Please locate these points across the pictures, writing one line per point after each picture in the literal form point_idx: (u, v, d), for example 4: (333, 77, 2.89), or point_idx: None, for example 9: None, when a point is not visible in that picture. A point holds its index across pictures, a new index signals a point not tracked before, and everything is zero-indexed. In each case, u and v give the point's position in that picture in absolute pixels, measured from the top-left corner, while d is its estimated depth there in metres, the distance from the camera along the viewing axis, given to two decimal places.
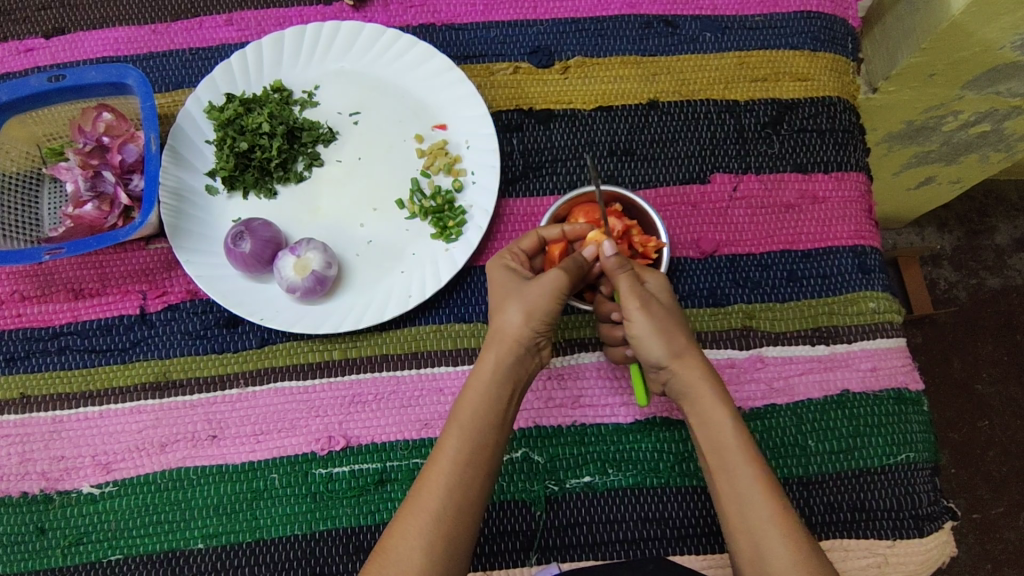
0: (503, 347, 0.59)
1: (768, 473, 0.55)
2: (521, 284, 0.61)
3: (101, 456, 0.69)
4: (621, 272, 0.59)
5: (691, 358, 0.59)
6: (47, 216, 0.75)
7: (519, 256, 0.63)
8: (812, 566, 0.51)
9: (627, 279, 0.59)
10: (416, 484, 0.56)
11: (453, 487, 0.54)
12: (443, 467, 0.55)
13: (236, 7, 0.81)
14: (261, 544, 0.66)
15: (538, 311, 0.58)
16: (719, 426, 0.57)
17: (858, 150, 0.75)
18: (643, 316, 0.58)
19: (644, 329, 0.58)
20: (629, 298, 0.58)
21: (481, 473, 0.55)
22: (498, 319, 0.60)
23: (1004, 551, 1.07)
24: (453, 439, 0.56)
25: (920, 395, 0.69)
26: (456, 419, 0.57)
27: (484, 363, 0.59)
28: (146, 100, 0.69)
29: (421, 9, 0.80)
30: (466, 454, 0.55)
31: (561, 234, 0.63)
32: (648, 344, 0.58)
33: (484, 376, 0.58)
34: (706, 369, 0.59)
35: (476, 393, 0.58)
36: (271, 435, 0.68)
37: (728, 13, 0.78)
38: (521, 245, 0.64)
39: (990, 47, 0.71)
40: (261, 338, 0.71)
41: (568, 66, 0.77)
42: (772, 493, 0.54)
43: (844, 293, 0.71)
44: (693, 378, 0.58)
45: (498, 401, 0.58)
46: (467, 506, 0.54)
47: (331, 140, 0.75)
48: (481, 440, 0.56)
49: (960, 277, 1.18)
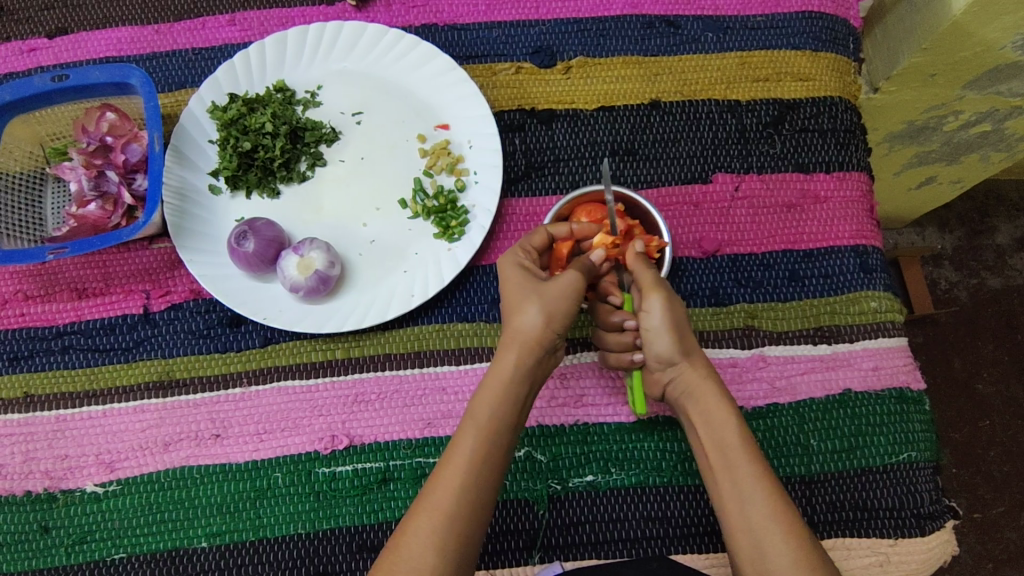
0: (524, 349, 0.59)
1: (771, 473, 0.56)
2: (539, 282, 0.60)
3: (106, 455, 0.69)
4: (643, 267, 0.61)
5: (696, 357, 0.60)
6: (51, 215, 0.75)
7: (532, 253, 0.63)
8: (812, 566, 0.51)
9: (651, 272, 0.61)
10: (429, 481, 0.56)
11: (467, 485, 0.54)
12: (457, 467, 0.55)
13: (238, 7, 0.81)
14: (265, 543, 0.66)
15: (558, 312, 0.59)
16: (721, 424, 0.58)
17: (859, 150, 0.75)
18: (662, 309, 0.59)
19: (659, 322, 0.59)
20: (651, 289, 0.60)
21: (495, 472, 0.56)
22: (517, 319, 0.59)
23: (1006, 551, 1.07)
24: (469, 438, 0.56)
25: (922, 394, 0.69)
26: (471, 418, 0.57)
27: (502, 363, 0.59)
28: (150, 100, 0.70)
29: (423, 9, 0.80)
30: (482, 454, 0.56)
31: (569, 233, 0.64)
32: (658, 338, 0.59)
33: (503, 376, 0.58)
34: (708, 370, 0.60)
35: (495, 392, 0.58)
36: (275, 434, 0.68)
37: (729, 13, 0.79)
38: (531, 241, 0.63)
39: (991, 48, 0.71)
40: (264, 337, 0.71)
41: (570, 66, 0.77)
42: (776, 495, 0.54)
43: (846, 292, 0.71)
44: (698, 378, 0.59)
45: (514, 400, 0.58)
46: (479, 505, 0.54)
47: (334, 140, 0.75)
48: (496, 440, 0.56)
49: (961, 277, 1.18)
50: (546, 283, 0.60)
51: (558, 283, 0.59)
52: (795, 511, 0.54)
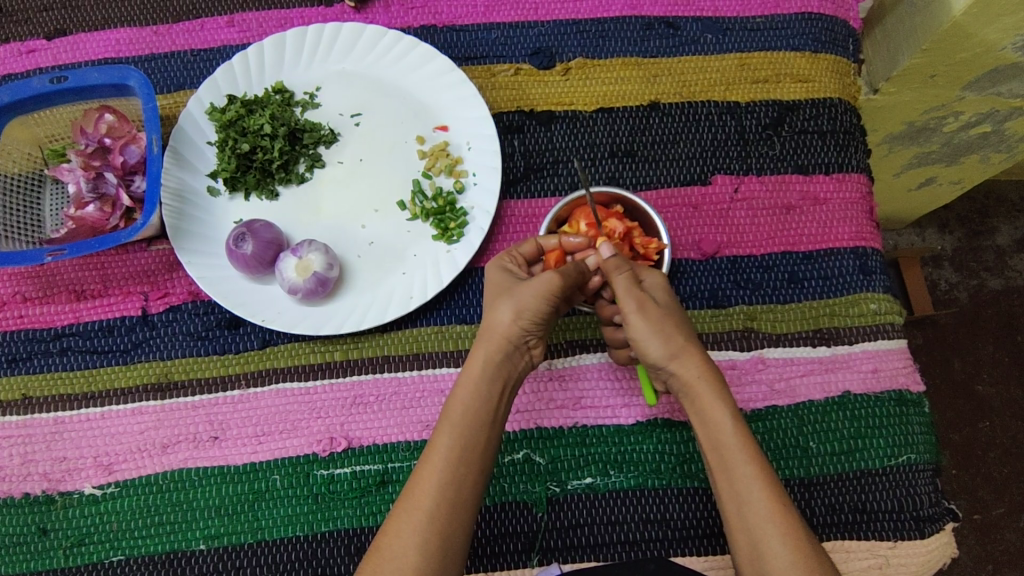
0: (492, 345, 0.59)
1: (768, 470, 0.55)
2: (515, 284, 0.61)
3: (104, 457, 0.69)
4: (619, 272, 0.59)
5: (689, 355, 0.58)
6: (49, 217, 0.75)
7: (518, 259, 0.64)
8: (809, 563, 0.51)
9: (625, 278, 0.59)
10: (407, 484, 0.56)
11: (445, 483, 0.54)
12: (435, 465, 0.55)
13: (238, 8, 0.81)
14: (264, 545, 0.66)
15: (527, 309, 0.58)
16: (718, 424, 0.56)
17: (858, 151, 0.75)
18: (639, 316, 0.58)
19: (640, 329, 0.58)
20: (626, 297, 0.59)
21: (475, 470, 0.55)
22: (488, 318, 0.60)
23: (1006, 552, 1.07)
24: (444, 438, 0.56)
25: (921, 396, 0.69)
26: (447, 417, 0.57)
27: (473, 360, 0.59)
28: (149, 101, 0.70)
29: (423, 10, 0.80)
30: (458, 452, 0.55)
31: (558, 244, 0.64)
32: (645, 343, 0.58)
33: (473, 373, 0.58)
34: (704, 365, 0.58)
35: (467, 389, 0.58)
36: (273, 436, 0.68)
37: (729, 14, 0.78)
38: (520, 250, 0.64)
39: (991, 48, 0.71)
40: (263, 339, 0.71)
41: (569, 67, 0.77)
42: (772, 492, 0.54)
43: (845, 294, 0.71)
44: (691, 376, 0.58)
45: (486, 398, 0.57)
46: (460, 504, 0.54)
47: (333, 141, 0.75)
48: (473, 438, 0.56)
49: (961, 278, 1.18)
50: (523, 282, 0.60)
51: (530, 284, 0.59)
52: (795, 508, 0.54)
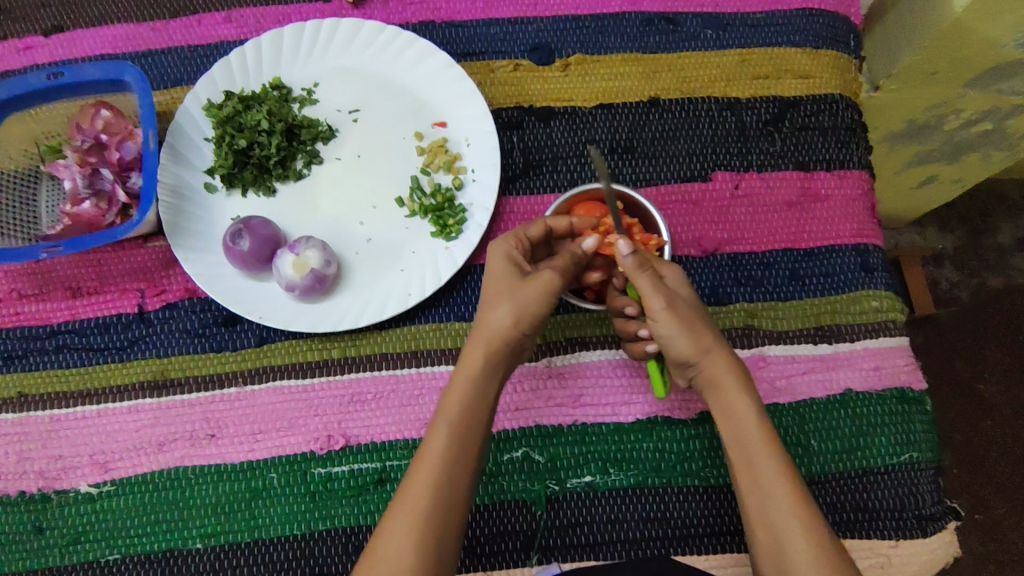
0: (491, 345, 0.58)
1: (791, 466, 0.55)
2: (512, 282, 0.59)
3: (100, 455, 0.68)
4: (640, 273, 0.57)
5: (719, 353, 0.58)
6: (46, 213, 0.74)
7: (525, 242, 0.62)
8: (831, 561, 0.51)
9: (647, 279, 0.57)
10: (402, 485, 0.55)
11: (440, 482, 0.54)
12: (430, 464, 0.54)
13: (235, 3, 0.80)
14: (261, 544, 0.66)
15: (527, 317, 0.58)
16: (742, 418, 0.57)
17: (860, 148, 0.75)
18: (667, 317, 0.57)
19: (669, 330, 0.57)
20: (653, 297, 0.57)
21: (468, 469, 0.55)
22: (486, 316, 0.59)
23: (1008, 552, 1.06)
24: (440, 436, 0.55)
25: (923, 394, 0.68)
26: (442, 413, 0.57)
27: (469, 359, 0.58)
28: (145, 96, 0.69)
29: (421, 6, 0.80)
30: (453, 452, 0.55)
31: (568, 227, 0.63)
32: (675, 341, 0.58)
33: (471, 371, 0.58)
34: (734, 363, 0.58)
35: (463, 387, 0.57)
36: (270, 434, 0.68)
37: (729, 9, 0.78)
38: (527, 231, 0.62)
39: (992, 46, 0.70)
40: (260, 337, 0.70)
41: (568, 63, 0.77)
42: (795, 488, 0.54)
43: (846, 291, 0.71)
44: (721, 370, 0.58)
45: (483, 396, 0.57)
46: (452, 504, 0.54)
47: (331, 137, 0.74)
48: (469, 437, 0.56)
49: (962, 277, 1.18)
50: (519, 283, 0.59)
51: (530, 285, 0.58)
52: (816, 504, 0.54)
